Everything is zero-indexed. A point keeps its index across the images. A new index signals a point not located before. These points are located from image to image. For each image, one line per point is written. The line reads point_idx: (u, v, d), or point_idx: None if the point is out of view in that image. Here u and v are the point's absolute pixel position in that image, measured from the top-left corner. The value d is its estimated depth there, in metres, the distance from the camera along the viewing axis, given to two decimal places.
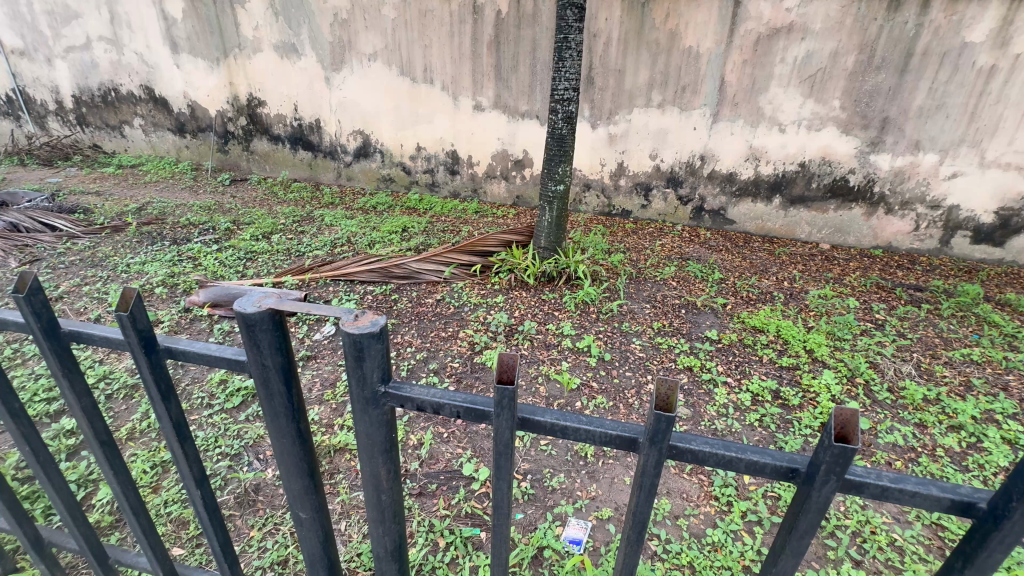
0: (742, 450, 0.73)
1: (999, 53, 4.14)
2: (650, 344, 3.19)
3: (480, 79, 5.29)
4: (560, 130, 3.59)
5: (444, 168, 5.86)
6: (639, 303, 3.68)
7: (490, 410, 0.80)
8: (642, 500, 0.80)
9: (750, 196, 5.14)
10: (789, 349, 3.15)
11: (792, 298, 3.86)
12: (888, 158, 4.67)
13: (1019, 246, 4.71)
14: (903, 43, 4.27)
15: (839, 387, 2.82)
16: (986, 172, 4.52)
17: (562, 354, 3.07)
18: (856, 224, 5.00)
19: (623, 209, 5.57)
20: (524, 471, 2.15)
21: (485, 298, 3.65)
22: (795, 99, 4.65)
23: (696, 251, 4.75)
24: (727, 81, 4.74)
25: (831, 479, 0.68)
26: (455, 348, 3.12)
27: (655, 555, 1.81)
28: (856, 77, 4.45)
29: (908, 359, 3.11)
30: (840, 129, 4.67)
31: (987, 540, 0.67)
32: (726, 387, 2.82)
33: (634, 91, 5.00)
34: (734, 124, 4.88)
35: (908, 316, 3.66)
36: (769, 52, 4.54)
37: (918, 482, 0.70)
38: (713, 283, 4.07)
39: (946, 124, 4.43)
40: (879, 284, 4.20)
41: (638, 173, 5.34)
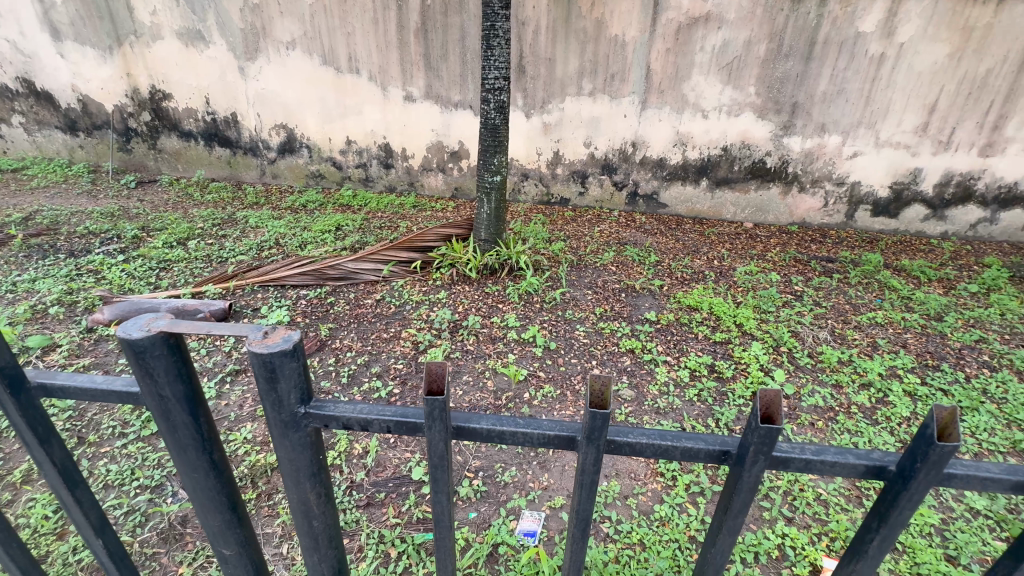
0: (678, 437, 0.73)
1: (887, 42, 4.53)
2: (593, 330, 3.25)
3: (409, 68, 5.11)
4: (494, 121, 3.55)
5: (378, 162, 5.65)
6: (581, 290, 3.74)
7: (422, 422, 0.75)
8: (584, 497, 0.79)
9: (679, 179, 5.37)
10: (721, 324, 3.33)
11: (722, 276, 4.08)
12: (799, 141, 5.03)
13: (910, 217, 5.25)
14: (807, 32, 4.58)
15: (766, 356, 3.03)
16: (881, 151, 4.98)
17: (507, 346, 3.06)
18: (774, 203, 5.36)
19: (561, 197, 5.64)
20: (475, 468, 2.13)
21: (427, 295, 3.56)
22: (715, 86, 4.89)
23: (633, 236, 4.90)
24: (652, 69, 4.88)
25: (760, 459, 0.70)
26: (398, 348, 3.02)
27: (607, 537, 1.85)
28: (767, 65, 4.74)
29: (823, 326, 3.38)
30: (756, 114, 4.96)
31: (898, 499, 0.72)
32: (667, 366, 2.93)
33: (566, 80, 5.04)
34: (661, 110, 5.05)
35: (823, 286, 3.98)
36: (690, 41, 4.73)
37: (837, 452, 0.74)
38: (649, 266, 4.22)
39: (846, 108, 4.83)
40: (797, 258, 4.53)
41: (574, 162, 5.41)
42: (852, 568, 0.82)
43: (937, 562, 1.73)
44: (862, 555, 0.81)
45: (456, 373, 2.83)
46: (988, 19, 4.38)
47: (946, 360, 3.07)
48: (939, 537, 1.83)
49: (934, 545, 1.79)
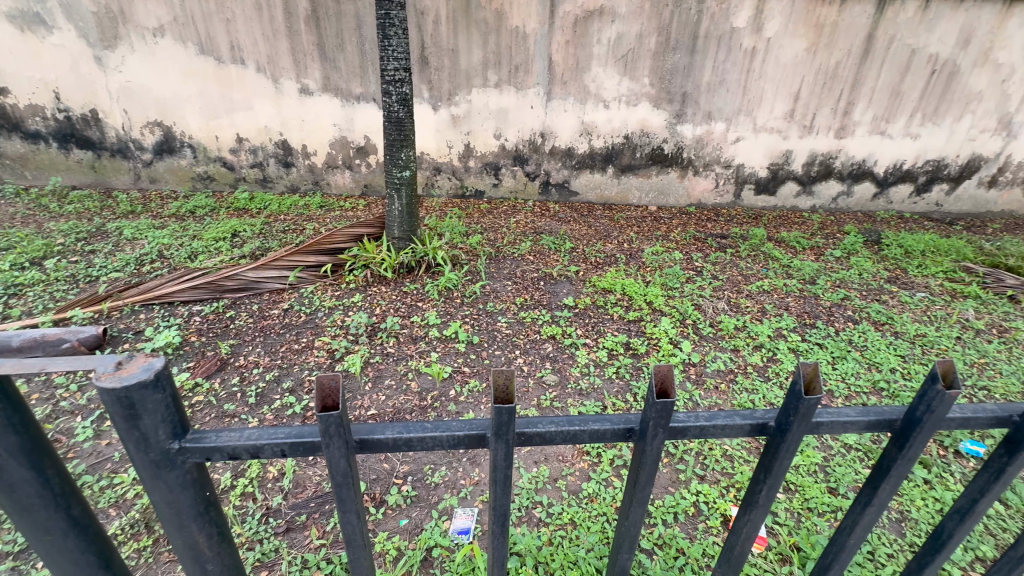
0: (585, 421, 0.75)
1: (757, 37, 5.02)
2: (515, 320, 3.29)
3: (302, 59, 4.76)
4: (397, 114, 3.43)
5: (275, 161, 5.23)
6: (501, 282, 3.77)
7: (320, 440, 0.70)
8: (499, 493, 0.78)
9: (588, 167, 5.57)
10: (634, 303, 3.52)
11: (632, 258, 4.31)
12: (690, 128, 5.43)
13: (785, 193, 5.91)
14: (690, 27, 4.93)
15: (674, 329, 3.26)
16: (759, 135, 5.54)
17: (429, 345, 3.00)
18: (673, 186, 5.77)
19: (475, 189, 5.63)
20: (403, 473, 2.07)
21: (341, 300, 3.38)
22: (613, 77, 5.12)
23: (548, 224, 5.02)
24: (554, 60, 5.00)
25: (659, 432, 0.74)
26: (312, 359, 2.83)
27: (540, 522, 1.89)
28: (658, 57, 5.04)
29: (721, 297, 3.71)
30: (652, 104, 5.28)
31: (778, 451, 0.80)
32: (586, 348, 3.05)
33: (470, 71, 5.02)
34: (566, 101, 5.20)
35: (719, 261, 4.36)
36: (587, 33, 4.90)
37: (726, 415, 0.79)
38: (565, 253, 4.35)
39: (728, 97, 5.29)
40: (696, 236, 4.92)
41: (485, 154, 5.42)
42: (747, 517, 0.90)
43: (821, 495, 1.98)
44: (754, 505, 0.88)
45: (377, 378, 2.72)
46: (835, 17, 4.99)
47: (820, 318, 3.51)
48: (822, 473, 2.09)
49: (818, 481, 2.05)
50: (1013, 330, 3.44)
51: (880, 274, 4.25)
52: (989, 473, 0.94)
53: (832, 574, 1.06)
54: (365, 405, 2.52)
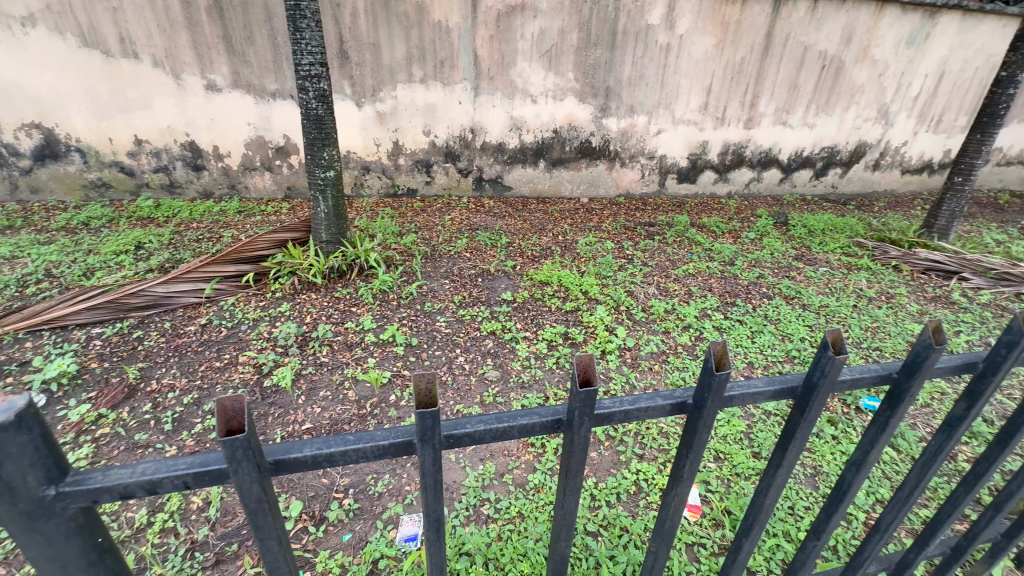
0: (513, 417, 0.75)
1: (671, 34, 5.28)
2: (454, 319, 3.26)
3: (206, 52, 4.40)
4: (316, 111, 3.26)
5: (183, 164, 4.80)
6: (438, 281, 3.71)
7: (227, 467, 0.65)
8: (432, 499, 0.76)
9: (519, 162, 5.62)
10: (570, 294, 3.61)
11: (567, 250, 4.41)
12: (615, 121, 5.63)
13: (704, 181, 6.30)
14: (609, 23, 5.08)
15: (609, 316, 3.37)
16: (677, 127, 5.85)
17: (366, 350, 2.89)
18: (603, 178, 5.95)
19: (407, 187, 5.51)
20: (344, 486, 1.99)
21: (266, 310, 3.18)
22: (539, 72, 5.18)
23: (483, 220, 5.01)
24: (479, 55, 4.97)
25: (585, 420, 0.75)
26: (236, 376, 2.64)
27: (488, 519, 1.89)
28: (581, 52, 5.17)
29: (651, 283, 3.89)
30: (577, 98, 5.41)
31: (698, 427, 0.84)
32: (527, 341, 3.08)
33: (394, 66, 4.88)
34: (493, 96, 5.20)
35: (648, 248, 4.57)
36: (510, 28, 4.91)
37: (648, 398, 0.82)
38: (501, 248, 4.37)
39: (648, 91, 5.53)
40: (626, 226, 5.12)
41: (415, 151, 5.31)
42: (675, 492, 0.94)
43: (747, 460, 2.14)
44: (680, 480, 0.92)
45: (311, 390, 2.58)
46: (738, 15, 5.35)
47: (739, 296, 3.79)
48: (746, 440, 2.26)
49: (744, 447, 2.21)
50: (897, 296, 3.89)
51: (789, 253, 4.64)
52: (877, 426, 1.04)
53: (754, 534, 1.13)
54: (300, 420, 2.39)
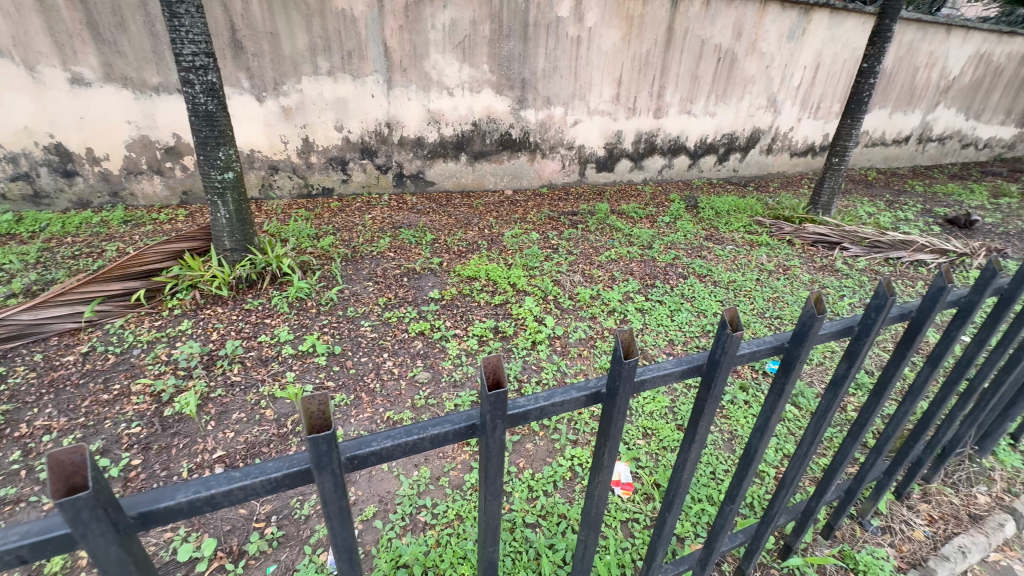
0: (423, 428, 0.71)
1: (580, 26, 5.39)
2: (380, 322, 3.13)
3: (66, 41, 3.83)
4: (206, 107, 2.96)
5: (49, 170, 4.17)
6: (361, 284, 3.54)
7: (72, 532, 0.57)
8: (339, 529, 0.70)
9: (440, 156, 5.50)
10: (499, 287, 3.60)
11: (494, 243, 4.40)
12: (533, 113, 5.68)
13: (621, 169, 6.57)
14: (519, 14, 5.08)
15: (538, 306, 3.41)
16: (593, 118, 6.02)
17: (284, 364, 2.69)
18: (525, 170, 6.00)
19: (322, 187, 5.20)
20: (265, 514, 1.84)
21: (163, 330, 2.86)
22: (453, 64, 5.08)
23: (406, 218, 4.85)
24: (389, 46, 4.78)
25: (499, 423, 0.73)
26: (130, 408, 2.34)
27: (426, 526, 1.84)
28: (494, 44, 5.13)
29: (576, 271, 3.98)
30: (494, 90, 5.38)
31: (614, 415, 0.85)
32: (457, 339, 3.03)
33: (296, 58, 4.56)
34: (408, 89, 5.03)
35: (572, 237, 4.68)
36: (420, 19, 4.76)
37: (563, 392, 0.82)
38: (427, 245, 4.26)
39: (562, 82, 5.63)
40: (550, 216, 5.20)
41: (328, 148, 5.02)
42: (597, 480, 0.95)
43: (672, 433, 2.26)
44: (600, 468, 0.93)
45: (221, 414, 2.35)
46: (641, 10, 5.58)
47: (658, 278, 3.99)
48: (670, 414, 2.39)
49: (669, 421, 2.33)
50: (792, 268, 4.30)
51: (700, 234, 4.97)
52: (775, 393, 1.12)
53: (676, 507, 1.17)
54: (209, 448, 2.16)
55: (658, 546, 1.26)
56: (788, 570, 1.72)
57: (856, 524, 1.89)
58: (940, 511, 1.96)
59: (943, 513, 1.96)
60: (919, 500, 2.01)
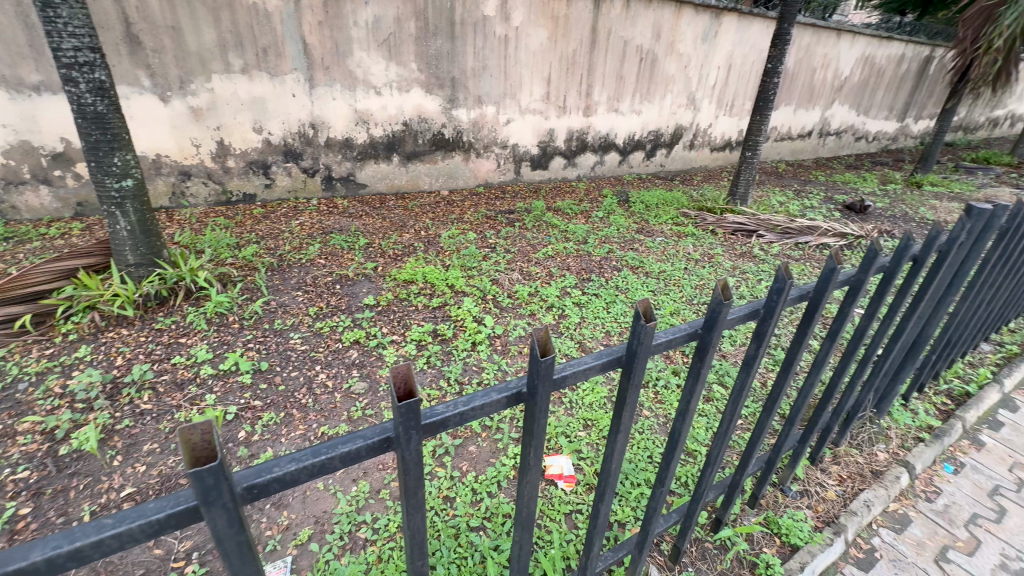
0: (333, 446, 0.67)
1: (507, 26, 5.41)
2: (310, 333, 2.97)
3: None
4: (94, 108, 2.66)
5: None
6: (288, 294, 3.35)
7: None
8: (242, 565, 0.66)
9: (371, 158, 5.32)
10: (437, 290, 3.54)
11: (430, 245, 4.33)
12: (465, 112, 5.63)
13: (555, 167, 6.68)
14: (445, 12, 5.01)
15: (477, 306, 3.39)
16: (525, 116, 6.08)
17: (203, 386, 2.48)
18: (460, 170, 5.95)
19: (242, 193, 4.86)
20: (185, 552, 1.68)
21: (57, 359, 2.55)
22: (379, 62, 4.93)
23: (337, 222, 4.65)
24: (309, 43, 4.55)
25: (414, 434, 0.70)
26: (16, 451, 2.06)
27: (367, 542, 1.76)
28: (420, 42, 5.03)
29: (514, 269, 4.00)
30: (424, 89, 5.27)
31: (536, 413, 0.84)
32: (395, 345, 2.94)
33: (204, 54, 4.23)
34: (332, 88, 4.82)
35: (509, 235, 4.70)
36: (340, 15, 4.57)
37: (483, 394, 0.80)
38: (360, 250, 4.11)
39: (492, 82, 5.63)
40: (487, 216, 5.19)
41: (247, 151, 4.71)
42: (525, 480, 0.94)
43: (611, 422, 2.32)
44: (528, 468, 0.93)
45: (130, 447, 2.13)
46: (565, 10, 5.70)
47: (593, 271, 4.10)
48: (609, 403, 2.46)
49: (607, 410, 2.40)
50: (716, 256, 4.58)
51: (631, 227, 5.16)
52: (693, 377, 1.16)
53: (608, 496, 1.19)
54: (116, 486, 1.95)
55: (595, 537, 1.28)
56: (720, 542, 1.82)
57: (778, 491, 2.04)
58: (848, 471, 2.16)
59: (850, 472, 2.16)
60: (831, 462, 2.21)
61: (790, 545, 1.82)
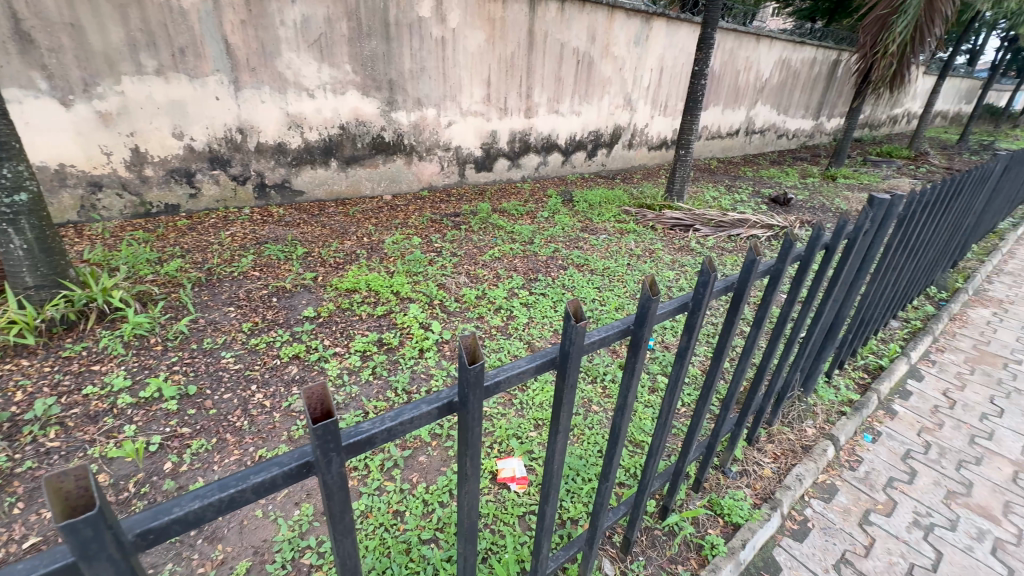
0: (244, 478, 0.63)
1: (443, 27, 5.35)
2: (245, 351, 2.79)
3: None
4: None
5: None
6: (219, 311, 3.13)
7: None
8: None
9: (307, 163, 5.10)
10: (381, 298, 3.43)
11: (374, 251, 4.20)
12: (405, 115, 5.51)
13: (499, 168, 6.69)
14: (379, 13, 4.89)
15: (424, 312, 3.32)
16: (466, 118, 6.04)
17: (122, 417, 2.27)
18: (402, 173, 5.82)
19: (163, 203, 4.51)
20: None
21: None
22: (311, 64, 4.73)
23: (272, 232, 4.41)
24: (231, 43, 4.29)
25: (335, 457, 0.66)
26: None
27: (312, 568, 1.67)
28: (354, 43, 4.87)
29: (461, 272, 3.96)
30: (360, 92, 5.11)
31: (469, 422, 0.82)
32: (338, 357, 2.82)
33: (111, 54, 3.88)
34: (260, 91, 4.57)
35: (455, 238, 4.65)
36: (265, 14, 4.35)
37: (412, 407, 0.78)
38: (298, 260, 3.92)
39: (431, 84, 5.55)
40: (432, 219, 5.12)
41: (166, 159, 4.37)
42: (465, 490, 0.92)
43: None
44: (466, 479, 0.91)
45: (35, 491, 1.91)
46: (501, 13, 5.73)
47: (540, 271, 4.14)
48: None
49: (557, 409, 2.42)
50: (656, 251, 4.75)
51: (576, 226, 5.26)
52: (629, 373, 1.18)
53: (553, 496, 1.19)
54: (18, 537, 1.73)
55: (543, 539, 1.27)
56: (668, 528, 1.88)
57: (720, 473, 2.14)
58: (781, 449, 2.31)
59: (783, 449, 2.30)
60: (766, 442, 2.34)
61: (732, 524, 1.91)
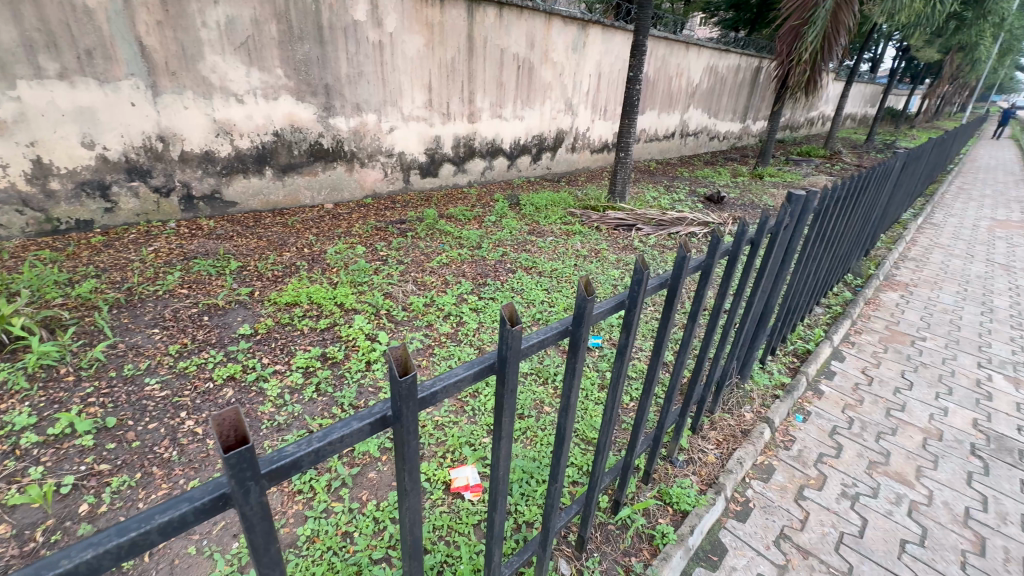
0: (149, 518, 0.59)
1: (380, 31, 5.24)
2: (172, 375, 2.59)
3: None
4: None
5: None
6: (141, 334, 2.89)
7: None
8: None
9: (238, 172, 4.82)
10: (324, 310, 3.30)
11: (315, 262, 4.03)
12: (343, 121, 5.34)
13: (445, 173, 6.63)
14: (311, 16, 4.72)
15: (370, 323, 3.22)
16: (408, 124, 5.93)
17: (28, 459, 2.04)
18: (343, 181, 5.63)
19: (73, 219, 4.11)
20: None
21: None
22: (238, 67, 4.48)
23: (202, 246, 4.13)
24: (147, 45, 3.99)
25: (254, 485, 0.63)
26: None
27: None
28: (284, 46, 4.67)
29: (409, 280, 3.88)
30: (294, 97, 4.90)
31: (404, 436, 0.80)
32: (278, 376, 2.67)
33: (3, 56, 3.50)
34: (182, 96, 4.28)
35: (402, 245, 4.55)
36: (184, 14, 4.07)
37: (342, 425, 0.74)
38: (231, 274, 3.69)
39: (370, 89, 5.42)
40: (377, 227, 4.99)
41: (75, 171, 3.99)
42: (406, 506, 0.90)
43: None
44: (406, 494, 0.88)
45: None
46: (439, 17, 5.69)
47: (489, 276, 4.13)
48: None
49: None
50: (602, 251, 4.88)
51: (523, 229, 5.30)
52: (570, 372, 1.20)
53: (502, 502, 1.18)
54: None
55: (495, 547, 1.26)
56: (621, 522, 1.92)
57: (668, 463, 2.21)
58: (723, 434, 2.42)
59: (725, 435, 2.42)
60: (709, 430, 2.45)
61: (681, 511, 1.98)
